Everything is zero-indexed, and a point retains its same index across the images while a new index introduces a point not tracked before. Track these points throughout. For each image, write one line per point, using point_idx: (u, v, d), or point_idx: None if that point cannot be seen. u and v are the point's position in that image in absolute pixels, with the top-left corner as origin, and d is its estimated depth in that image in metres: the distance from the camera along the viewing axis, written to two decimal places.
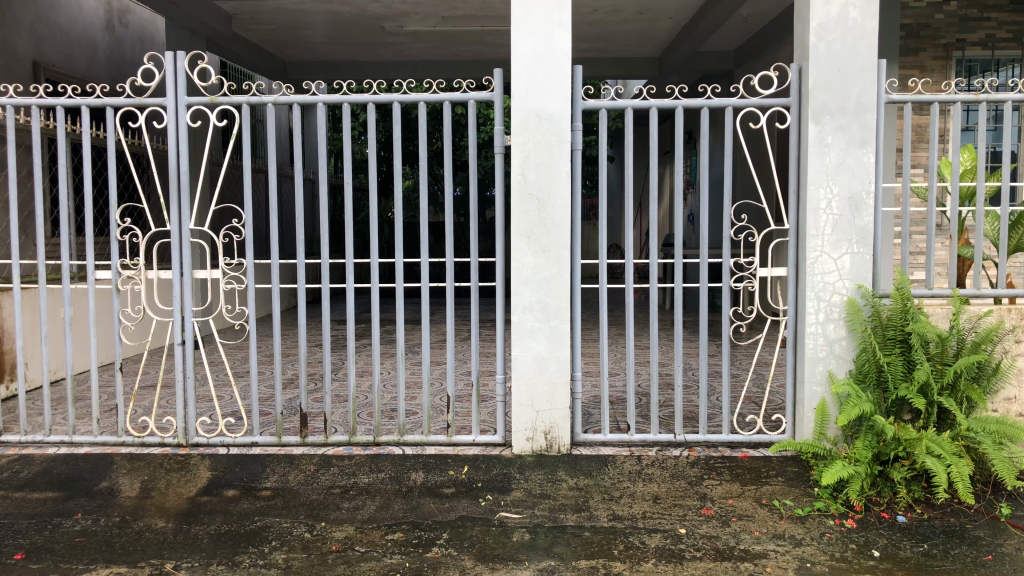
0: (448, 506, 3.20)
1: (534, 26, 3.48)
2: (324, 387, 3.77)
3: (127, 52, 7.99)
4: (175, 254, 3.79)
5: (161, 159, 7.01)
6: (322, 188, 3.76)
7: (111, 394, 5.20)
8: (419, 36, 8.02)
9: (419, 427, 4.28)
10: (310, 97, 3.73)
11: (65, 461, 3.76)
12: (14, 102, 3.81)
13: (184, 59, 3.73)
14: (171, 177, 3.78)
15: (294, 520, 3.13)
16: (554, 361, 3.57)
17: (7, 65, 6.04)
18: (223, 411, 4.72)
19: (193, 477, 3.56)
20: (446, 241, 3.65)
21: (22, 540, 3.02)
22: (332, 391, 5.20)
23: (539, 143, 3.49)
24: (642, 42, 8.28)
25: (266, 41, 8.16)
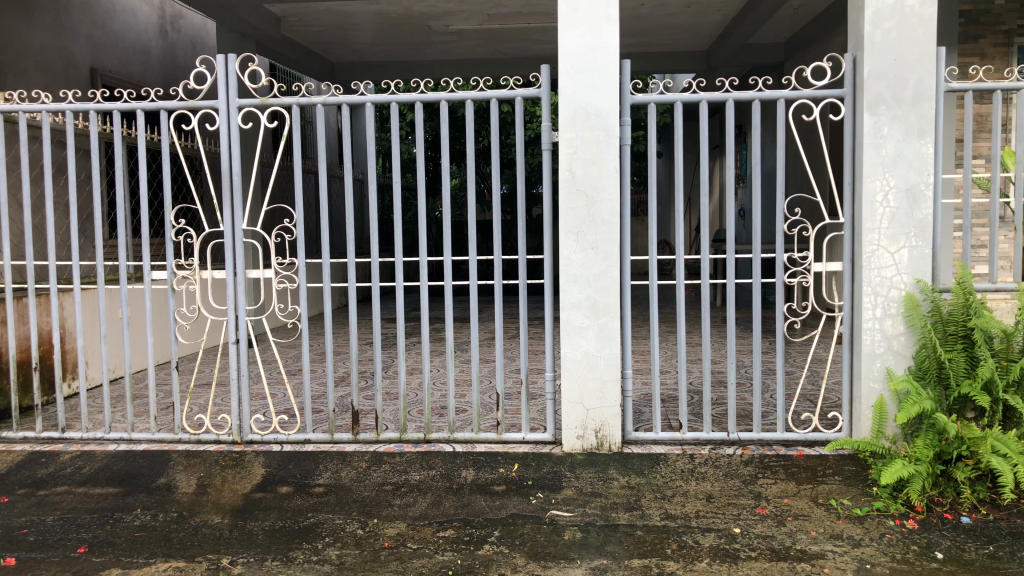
0: (499, 504, 3.20)
1: (581, 20, 3.46)
2: (376, 384, 3.79)
3: (180, 57, 8.15)
4: (228, 254, 3.85)
5: (214, 161, 7.14)
6: (372, 187, 3.78)
7: (168, 393, 5.32)
8: (465, 35, 8.04)
9: (469, 424, 4.29)
10: (358, 97, 3.75)
11: (125, 458, 3.85)
12: (72, 107, 3.90)
13: (235, 62, 3.78)
14: (224, 179, 3.84)
15: (346, 517, 3.16)
16: (605, 358, 3.55)
17: (65, 72, 6.19)
18: (276, 408, 4.80)
19: (248, 473, 3.62)
20: (494, 238, 3.63)
21: (85, 534, 3.10)
22: (384, 389, 5.25)
23: (587, 138, 3.46)
24: (689, 35, 8.19)
25: (315, 43, 8.26)
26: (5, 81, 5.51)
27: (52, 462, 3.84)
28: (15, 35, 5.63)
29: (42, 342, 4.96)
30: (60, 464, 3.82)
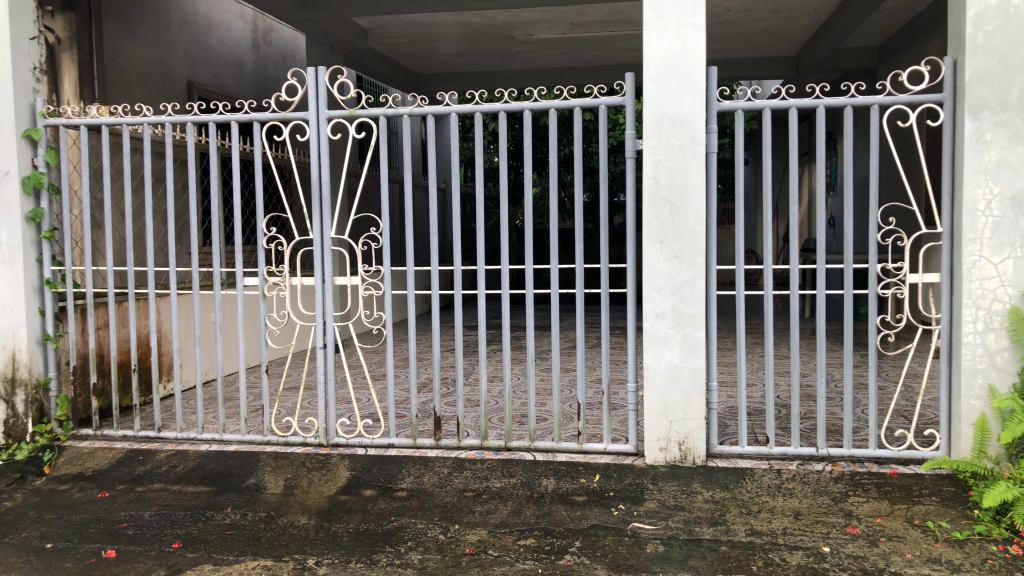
0: (580, 514, 3.19)
1: (667, 27, 3.42)
2: (458, 391, 3.81)
3: (271, 69, 8.42)
4: (317, 262, 3.95)
5: (303, 171, 7.35)
6: (455, 197, 3.81)
7: (258, 396, 5.50)
8: (548, 44, 8.07)
9: (549, 433, 4.29)
10: (443, 107, 3.80)
11: (216, 458, 3.98)
12: (172, 119, 4.06)
13: (325, 74, 3.88)
14: (314, 188, 3.94)
15: (428, 522, 3.19)
16: (689, 369, 3.50)
17: (164, 86, 6.47)
18: (361, 412, 4.90)
19: (333, 476, 3.70)
20: (577, 246, 3.61)
21: (180, 530, 3.22)
22: (466, 396, 5.30)
23: (673, 146, 3.43)
24: (777, 41, 8.03)
25: (401, 54, 8.43)
26: (109, 95, 5.80)
27: (149, 460, 4.00)
28: (119, 51, 5.92)
29: (141, 345, 5.18)
30: (157, 462, 3.98)
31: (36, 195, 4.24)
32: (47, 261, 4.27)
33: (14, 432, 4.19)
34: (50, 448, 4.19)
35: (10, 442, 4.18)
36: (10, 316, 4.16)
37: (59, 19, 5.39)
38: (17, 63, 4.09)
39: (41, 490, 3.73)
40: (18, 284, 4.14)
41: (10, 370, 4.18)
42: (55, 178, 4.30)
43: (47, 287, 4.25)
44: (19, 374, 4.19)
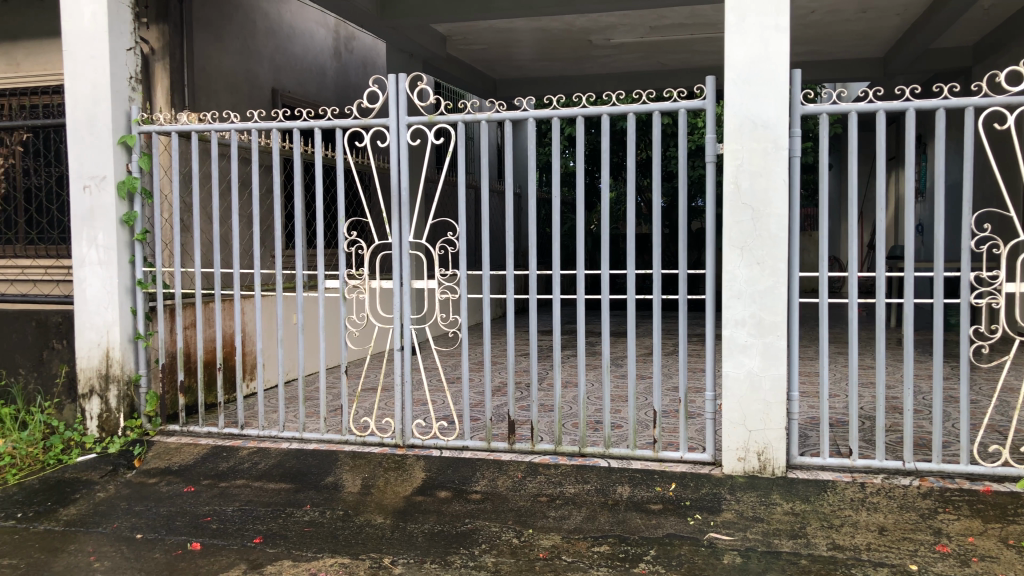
0: (655, 522, 3.15)
1: (749, 30, 3.36)
2: (532, 395, 3.80)
3: (353, 77, 8.60)
4: (396, 265, 4.02)
5: (382, 177, 7.48)
6: (532, 202, 3.81)
7: (337, 396, 5.62)
8: (626, 48, 8.02)
9: (624, 440, 4.26)
10: (521, 112, 3.81)
11: (296, 456, 4.08)
12: (258, 126, 4.18)
13: (405, 81, 3.95)
14: (393, 194, 4.00)
15: (502, 525, 3.20)
16: (769, 378, 3.42)
17: (250, 93, 6.67)
18: (437, 414, 4.95)
19: (409, 476, 3.75)
20: (654, 252, 3.57)
21: (261, 526, 3.31)
22: (539, 400, 5.30)
23: (755, 151, 3.36)
24: (864, 42, 7.81)
25: (479, 60, 8.50)
26: (199, 102, 6.01)
27: (232, 456, 4.13)
28: (208, 59, 6.12)
29: (227, 344, 5.35)
30: (239, 458, 4.10)
31: (130, 199, 4.42)
32: (140, 263, 4.45)
33: (108, 426, 4.41)
34: (140, 442, 4.36)
35: (105, 436, 4.41)
36: (105, 315, 4.35)
37: (153, 31, 5.72)
38: (115, 73, 4.28)
39: (131, 483, 3.88)
40: (112, 283, 4.32)
41: (104, 366, 4.38)
42: (148, 183, 4.48)
43: (139, 287, 4.43)
44: (112, 371, 4.37)
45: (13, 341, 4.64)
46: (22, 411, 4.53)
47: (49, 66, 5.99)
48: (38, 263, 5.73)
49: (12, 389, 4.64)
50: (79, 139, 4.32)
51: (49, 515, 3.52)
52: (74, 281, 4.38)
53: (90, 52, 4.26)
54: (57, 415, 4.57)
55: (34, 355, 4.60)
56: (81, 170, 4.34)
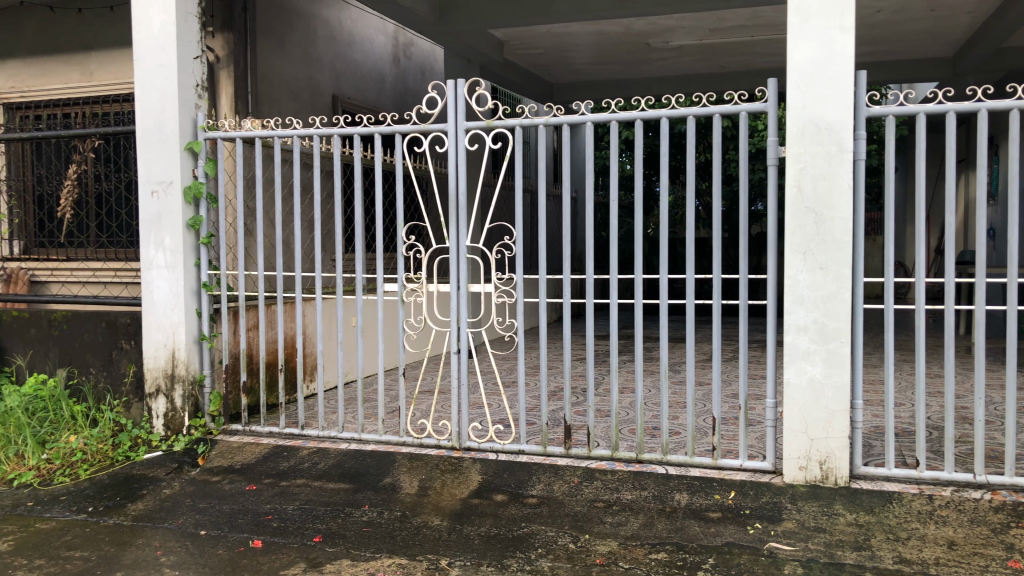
0: (714, 531, 3.11)
1: (812, 32, 3.31)
2: (589, 401, 3.77)
3: (412, 82, 8.70)
4: (453, 269, 4.05)
5: (440, 181, 7.54)
6: (590, 206, 3.79)
7: (394, 397, 5.69)
8: (685, 50, 7.96)
9: (682, 447, 4.22)
10: (579, 116, 3.80)
11: (355, 456, 4.14)
12: (320, 132, 4.26)
13: (463, 87, 3.99)
14: (451, 199, 4.03)
15: (559, 530, 3.20)
16: (832, 386, 3.36)
17: (311, 100, 6.79)
18: (493, 418, 4.97)
19: (466, 479, 3.77)
20: (714, 257, 3.52)
21: (320, 525, 3.36)
22: (596, 405, 5.28)
23: (818, 154, 3.31)
24: (932, 42, 7.61)
25: (536, 65, 8.52)
26: (263, 109, 6.15)
27: (293, 456, 4.20)
28: (270, 67, 6.25)
29: (288, 346, 5.46)
30: (300, 458, 4.17)
31: (196, 203, 4.53)
32: (206, 266, 4.56)
33: (173, 425, 4.54)
34: (203, 441, 4.47)
35: (170, 434, 4.54)
36: (171, 316, 4.47)
37: (219, 39, 5.88)
38: (182, 81, 4.41)
39: (195, 480, 3.98)
40: (178, 286, 4.44)
41: (170, 367, 4.50)
42: (213, 188, 4.58)
43: (204, 289, 4.54)
44: (178, 371, 4.49)
45: (84, 341, 4.76)
46: (93, 408, 4.66)
47: (120, 75, 6.21)
48: (108, 266, 5.98)
49: (83, 387, 4.77)
50: (148, 145, 4.46)
51: (119, 510, 3.63)
52: (142, 283, 4.51)
53: (160, 62, 4.39)
54: (125, 413, 4.70)
55: (104, 354, 4.72)
56: (150, 176, 4.47)
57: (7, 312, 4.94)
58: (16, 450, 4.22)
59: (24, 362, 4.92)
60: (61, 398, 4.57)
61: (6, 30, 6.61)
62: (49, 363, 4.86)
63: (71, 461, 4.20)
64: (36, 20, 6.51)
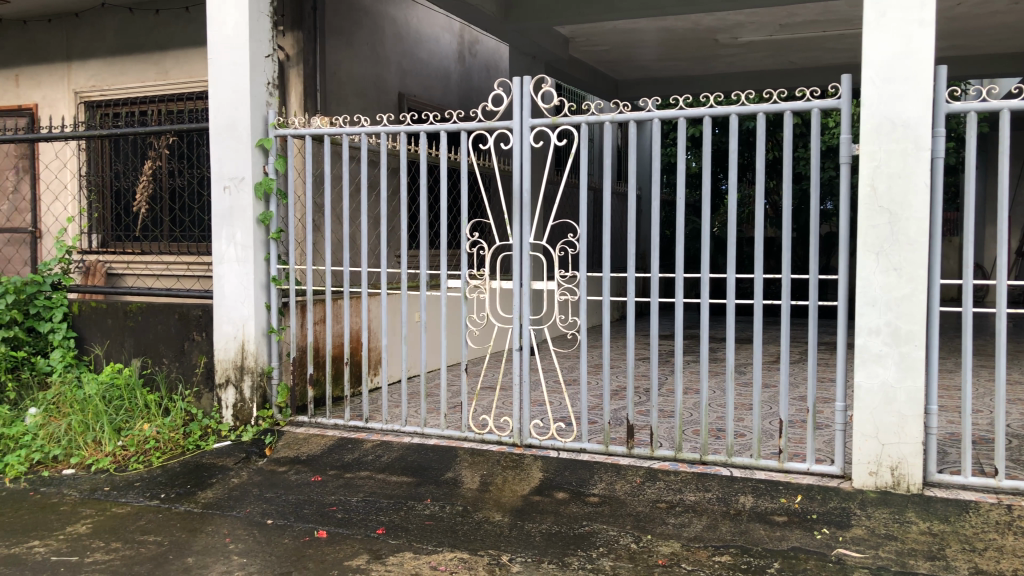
0: (780, 535, 3.06)
1: (890, 27, 3.22)
2: (652, 401, 3.74)
3: (476, 80, 8.74)
4: (516, 266, 4.05)
5: (504, 178, 7.56)
6: (655, 203, 3.73)
7: (456, 393, 5.74)
8: (754, 46, 7.82)
9: (747, 449, 4.16)
10: (646, 113, 3.76)
11: (417, 451, 4.18)
12: (387, 129, 4.31)
13: (529, 84, 3.99)
14: (515, 196, 4.04)
15: (620, 530, 3.18)
16: (904, 390, 3.26)
17: (377, 98, 6.87)
18: (554, 415, 4.97)
19: (527, 476, 3.77)
20: (783, 256, 3.45)
21: (383, 517, 3.40)
22: (659, 405, 5.24)
23: (894, 152, 3.21)
24: (1016, 35, 7.33)
25: (601, 61, 8.48)
26: (331, 107, 6.25)
27: (357, 449, 4.27)
28: (338, 65, 6.35)
29: (353, 340, 5.54)
30: (364, 451, 4.24)
31: (266, 199, 4.64)
32: (275, 260, 4.66)
33: (242, 415, 4.64)
34: (271, 432, 4.57)
35: (239, 425, 4.65)
36: (241, 309, 4.58)
37: (289, 38, 6.03)
38: (254, 79, 4.51)
39: (263, 470, 4.07)
40: (248, 279, 4.54)
41: (239, 358, 4.61)
42: (283, 184, 4.68)
43: (273, 283, 4.65)
44: (247, 362, 4.60)
45: (158, 332, 4.91)
46: (165, 397, 4.80)
47: (196, 74, 6.39)
48: (181, 260, 6.11)
49: (156, 377, 4.92)
50: (221, 142, 4.57)
51: (189, 497, 3.74)
52: (214, 277, 4.63)
53: (233, 61, 4.50)
54: (196, 403, 4.83)
55: (176, 345, 4.86)
56: (222, 172, 4.58)
57: (85, 303, 5.12)
58: (93, 435, 4.35)
59: (101, 352, 5.10)
60: (136, 387, 4.71)
61: (87, 30, 6.82)
62: (124, 353, 5.03)
63: (145, 449, 4.34)
64: (116, 20, 6.71)
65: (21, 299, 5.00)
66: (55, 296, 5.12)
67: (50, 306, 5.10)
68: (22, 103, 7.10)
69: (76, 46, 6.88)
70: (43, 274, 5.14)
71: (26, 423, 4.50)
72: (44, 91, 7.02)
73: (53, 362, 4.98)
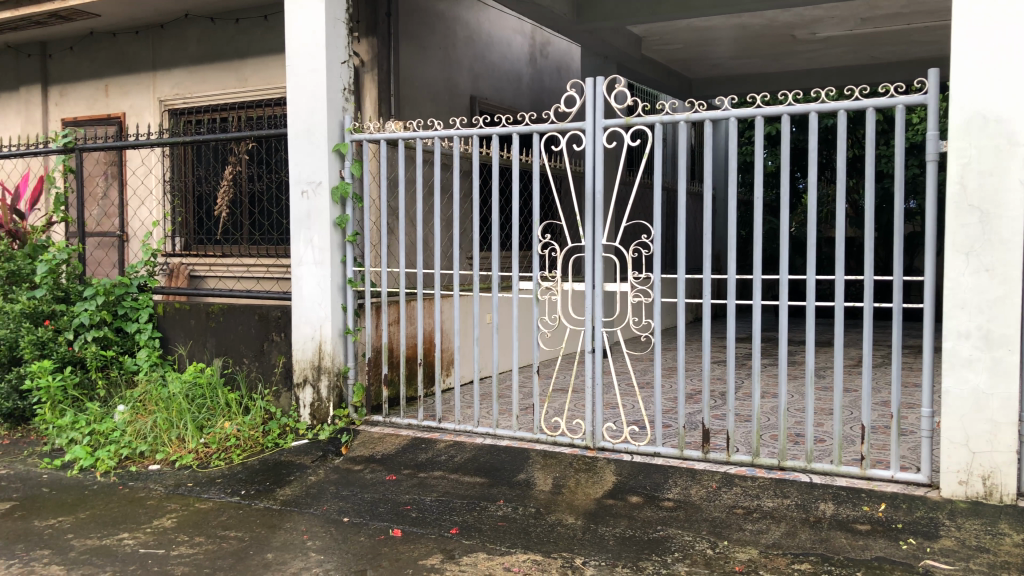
0: (863, 544, 2.96)
1: (980, 18, 3.10)
2: (728, 405, 3.66)
3: (548, 81, 8.74)
4: (588, 268, 4.03)
5: (575, 179, 7.54)
6: (731, 202, 3.66)
7: (529, 394, 5.76)
8: (833, 42, 7.63)
9: (828, 455, 4.05)
10: (722, 112, 3.69)
11: (490, 452, 4.20)
12: (460, 132, 4.34)
13: (602, 84, 3.96)
14: (587, 197, 4.02)
15: (696, 535, 3.13)
16: (997, 397, 3.13)
17: (450, 101, 6.94)
18: (628, 419, 4.94)
19: (600, 479, 3.75)
20: (866, 257, 3.35)
21: (457, 517, 3.43)
22: (736, 410, 5.14)
23: (985, 148, 3.09)
24: None
25: (674, 60, 8.38)
26: (405, 112, 6.34)
27: (430, 449, 4.31)
28: (412, 70, 6.43)
29: (427, 341, 5.60)
30: (437, 451, 4.28)
31: (342, 202, 4.72)
32: (350, 263, 4.74)
33: (319, 414, 4.74)
34: (347, 431, 4.65)
35: (316, 423, 4.74)
36: (319, 310, 4.67)
37: (364, 44, 6.12)
38: (331, 84, 4.60)
39: (339, 468, 4.15)
40: (326, 281, 4.63)
41: (317, 358, 4.70)
42: (359, 188, 4.75)
43: (349, 285, 4.72)
44: (324, 363, 4.69)
45: (238, 333, 5.05)
46: (245, 396, 4.93)
47: (275, 81, 6.55)
48: (261, 262, 6.31)
49: (236, 376, 5.06)
50: (299, 147, 4.68)
51: (268, 494, 3.83)
52: (292, 279, 4.74)
53: (310, 67, 4.60)
54: (275, 402, 4.95)
55: (257, 346, 4.99)
56: (301, 176, 4.68)
57: (170, 304, 5.30)
58: (177, 433, 4.49)
59: (185, 351, 5.27)
60: (217, 385, 4.84)
61: (172, 40, 7.06)
62: (206, 353, 5.18)
63: (226, 446, 4.46)
64: (198, 30, 6.94)
65: (110, 300, 5.22)
66: (141, 297, 5.31)
67: (137, 307, 5.29)
68: (112, 112, 7.40)
69: (161, 55, 7.13)
70: (130, 276, 5.32)
71: (115, 419, 4.67)
72: (131, 100, 7.30)
73: (140, 361, 5.15)
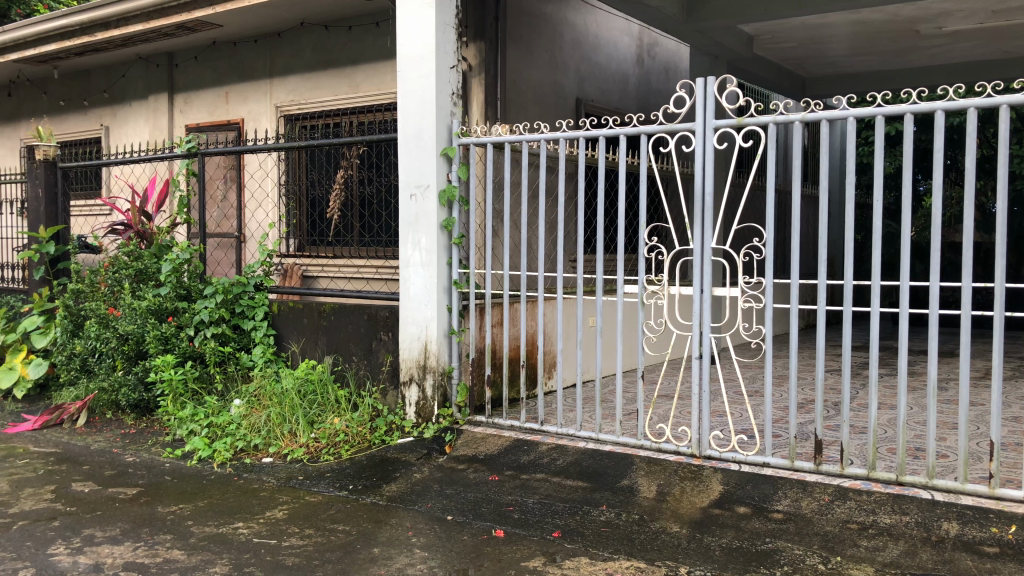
0: (991, 567, 2.79)
1: None
2: (844, 416, 3.51)
3: (655, 82, 8.62)
4: (696, 272, 3.94)
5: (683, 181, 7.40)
6: (849, 204, 3.51)
7: (632, 399, 5.71)
8: (960, 36, 7.25)
9: (951, 472, 3.85)
10: (840, 111, 3.54)
11: (592, 456, 4.18)
12: (568, 134, 4.31)
13: (714, 84, 3.87)
14: (696, 199, 3.93)
15: (807, 549, 3.02)
16: None
17: (556, 104, 6.95)
18: (735, 427, 4.82)
19: (706, 488, 3.67)
20: (1000, 262, 3.15)
21: (560, 520, 3.42)
22: (850, 421, 4.96)
23: None
24: None
25: (786, 59, 8.13)
26: (511, 115, 6.38)
27: (533, 451, 4.33)
28: (518, 74, 6.47)
29: (530, 343, 5.61)
30: (539, 453, 4.29)
31: (449, 205, 4.79)
32: (456, 265, 4.79)
33: (424, 413, 4.82)
34: (451, 430, 4.72)
35: (422, 422, 4.83)
36: (425, 310, 4.76)
37: (472, 48, 6.23)
38: (440, 89, 4.67)
39: (443, 467, 4.20)
40: (432, 283, 4.71)
41: (422, 358, 4.79)
42: (465, 191, 4.82)
43: (455, 286, 4.78)
44: (430, 362, 4.76)
45: (348, 331, 5.19)
46: (354, 393, 5.06)
47: (385, 86, 6.71)
48: (370, 263, 6.49)
49: (346, 373, 5.20)
50: (409, 151, 4.77)
51: (375, 489, 3.92)
52: (401, 280, 4.85)
53: (421, 72, 4.69)
54: (382, 399, 5.05)
55: (366, 345, 5.12)
56: (410, 180, 4.78)
57: (284, 303, 5.50)
58: (290, 427, 4.64)
59: (297, 349, 5.44)
60: (327, 382, 4.96)
61: (288, 48, 7.33)
62: (318, 351, 5.35)
63: (335, 441, 4.59)
64: (314, 38, 7.18)
65: (229, 298, 5.43)
66: (257, 295, 5.49)
67: (253, 304, 5.47)
68: (232, 118, 7.77)
69: (277, 63, 7.42)
70: (247, 275, 5.51)
71: (232, 412, 4.86)
72: (250, 106, 7.63)
73: (256, 357, 5.35)
